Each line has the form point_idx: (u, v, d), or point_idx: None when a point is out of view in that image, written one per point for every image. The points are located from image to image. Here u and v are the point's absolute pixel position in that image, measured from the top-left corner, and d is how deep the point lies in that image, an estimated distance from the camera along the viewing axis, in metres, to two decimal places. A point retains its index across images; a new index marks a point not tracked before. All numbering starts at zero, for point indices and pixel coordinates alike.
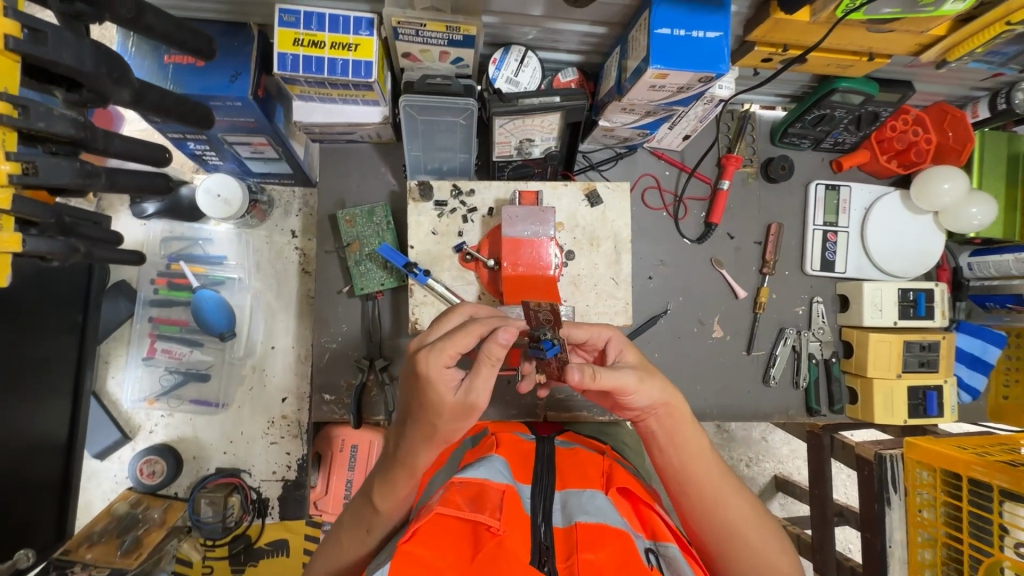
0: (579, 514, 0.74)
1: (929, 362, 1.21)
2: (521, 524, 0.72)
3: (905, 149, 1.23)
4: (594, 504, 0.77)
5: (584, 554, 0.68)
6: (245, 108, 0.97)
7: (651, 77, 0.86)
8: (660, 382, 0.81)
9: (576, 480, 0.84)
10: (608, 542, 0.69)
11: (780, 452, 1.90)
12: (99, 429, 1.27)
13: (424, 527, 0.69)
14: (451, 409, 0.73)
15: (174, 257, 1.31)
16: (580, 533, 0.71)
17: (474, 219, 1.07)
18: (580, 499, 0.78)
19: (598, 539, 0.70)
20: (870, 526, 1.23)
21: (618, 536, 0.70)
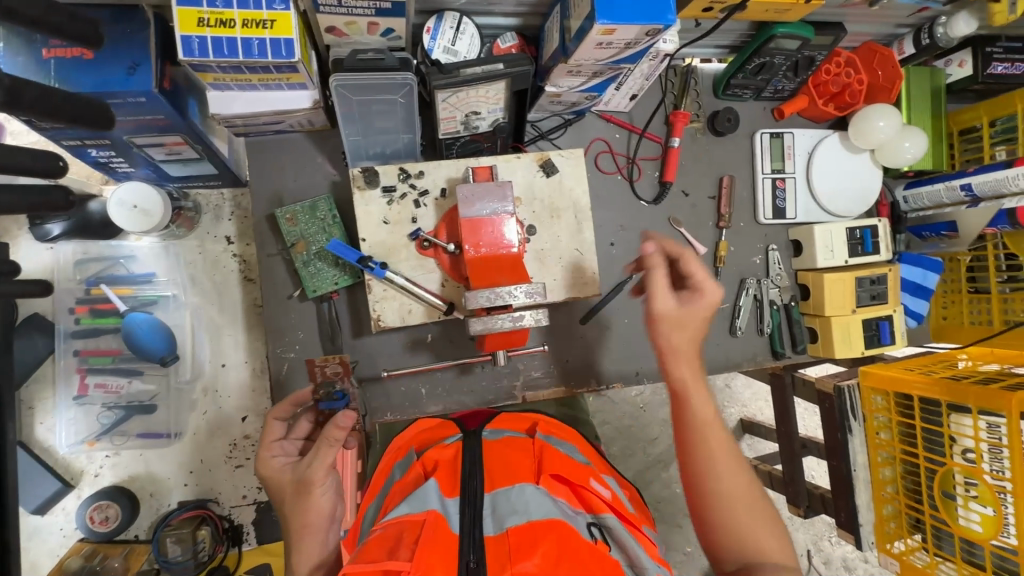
0: (509, 518, 0.67)
1: (879, 294, 1.27)
2: (440, 553, 0.62)
3: (840, 92, 1.26)
4: (522, 500, 0.69)
5: (519, 566, 0.60)
6: (150, 104, 0.86)
7: (597, 34, 0.82)
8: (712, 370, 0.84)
9: (504, 476, 0.75)
10: (540, 543, 0.62)
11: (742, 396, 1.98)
12: (35, 481, 1.14)
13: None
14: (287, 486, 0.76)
15: (94, 281, 1.17)
16: (512, 540, 0.63)
17: (427, 203, 1.01)
18: (506, 498, 0.70)
19: (530, 541, 0.62)
20: (835, 454, 1.29)
21: (549, 529, 0.64)
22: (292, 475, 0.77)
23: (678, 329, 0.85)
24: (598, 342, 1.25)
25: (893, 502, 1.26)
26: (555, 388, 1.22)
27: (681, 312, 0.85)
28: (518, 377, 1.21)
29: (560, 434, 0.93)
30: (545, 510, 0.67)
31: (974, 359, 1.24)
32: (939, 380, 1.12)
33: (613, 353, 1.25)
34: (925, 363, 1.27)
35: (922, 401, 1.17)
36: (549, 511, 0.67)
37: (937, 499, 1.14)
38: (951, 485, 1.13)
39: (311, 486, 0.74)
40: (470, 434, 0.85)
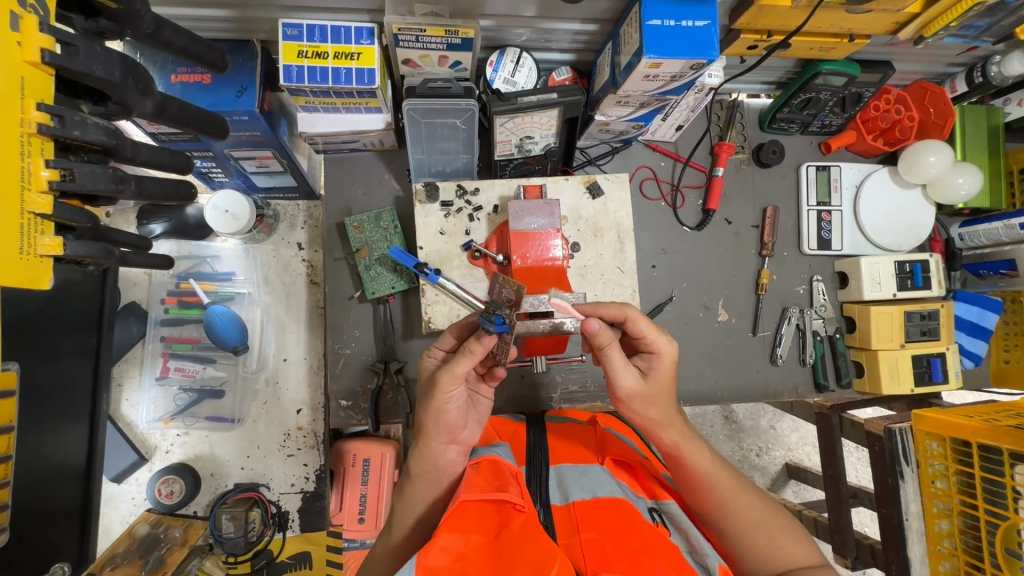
0: (576, 493, 0.83)
1: (930, 330, 1.24)
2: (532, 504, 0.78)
3: (890, 127, 1.29)
4: (589, 482, 0.86)
5: (584, 532, 0.75)
6: (251, 122, 1.01)
7: (645, 67, 0.90)
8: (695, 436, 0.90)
9: (570, 457, 0.95)
10: (603, 520, 0.77)
11: (789, 439, 1.97)
12: (116, 452, 1.27)
13: (454, 514, 0.72)
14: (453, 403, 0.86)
15: (184, 276, 1.32)
16: (578, 512, 0.79)
17: (481, 217, 1.10)
18: (574, 478, 0.88)
19: (594, 520, 0.77)
20: (886, 502, 1.29)
21: (611, 512, 0.77)
22: (447, 385, 0.86)
23: (651, 403, 0.87)
24: None
25: (951, 559, 1.20)
26: (591, 403, 1.26)
27: (645, 394, 0.86)
28: (555, 389, 1.26)
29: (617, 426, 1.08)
30: (609, 491, 0.83)
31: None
32: (1004, 429, 1.08)
33: None
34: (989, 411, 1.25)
35: (981, 449, 1.13)
36: (613, 491, 0.83)
37: (998, 557, 1.07)
38: (1015, 542, 1.07)
39: (455, 396, 0.85)
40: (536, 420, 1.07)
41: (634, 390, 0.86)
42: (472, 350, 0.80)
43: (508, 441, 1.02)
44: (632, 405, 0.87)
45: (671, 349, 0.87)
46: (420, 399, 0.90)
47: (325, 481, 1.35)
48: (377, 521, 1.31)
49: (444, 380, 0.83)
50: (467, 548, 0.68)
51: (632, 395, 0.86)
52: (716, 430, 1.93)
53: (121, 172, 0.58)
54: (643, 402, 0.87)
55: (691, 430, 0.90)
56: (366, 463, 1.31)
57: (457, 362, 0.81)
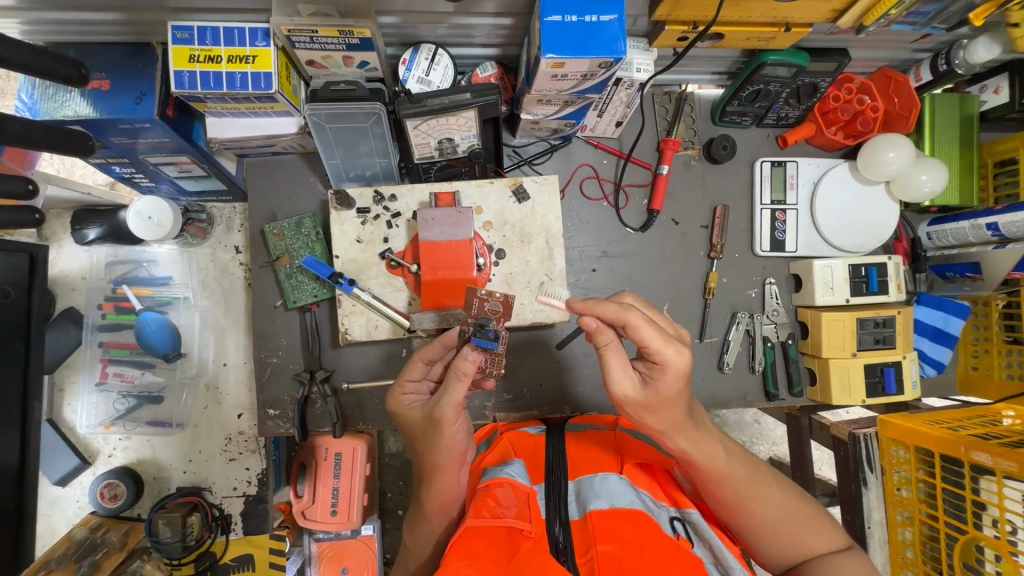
0: (593, 503, 0.83)
1: (884, 338, 1.17)
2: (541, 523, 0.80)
3: (851, 119, 1.20)
4: (606, 489, 0.86)
5: (601, 545, 0.76)
6: (155, 129, 0.98)
7: (547, 67, 0.83)
8: (711, 437, 0.87)
9: (587, 466, 0.94)
10: (622, 531, 0.78)
11: (775, 434, 1.92)
12: (57, 456, 1.29)
13: (459, 542, 0.73)
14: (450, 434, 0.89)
15: (118, 282, 1.30)
16: (593, 524, 0.79)
17: (399, 224, 1.06)
18: (592, 486, 0.88)
19: (611, 531, 0.78)
20: (850, 507, 1.40)
21: (630, 524, 0.78)
22: (424, 413, 0.91)
23: (658, 413, 0.81)
24: (575, 368, 1.23)
25: (912, 567, 1.28)
26: (527, 412, 1.22)
27: (646, 402, 0.81)
28: (490, 398, 1.21)
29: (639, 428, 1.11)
30: (629, 501, 0.83)
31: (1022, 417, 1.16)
32: (967, 439, 1.13)
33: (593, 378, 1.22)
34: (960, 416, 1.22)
35: (945, 459, 1.19)
36: (632, 502, 0.83)
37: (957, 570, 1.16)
38: (974, 557, 1.14)
39: (443, 423, 0.87)
40: (555, 431, 1.05)
41: (631, 396, 0.81)
42: (465, 373, 0.84)
43: (526, 454, 1.01)
44: (635, 412, 0.83)
45: (683, 362, 0.78)
46: (421, 436, 0.91)
47: (267, 485, 1.35)
48: (350, 516, 1.32)
49: (445, 413, 0.87)
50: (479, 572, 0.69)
51: (635, 404, 0.81)
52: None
53: None
54: (648, 410, 0.82)
55: (708, 431, 0.87)
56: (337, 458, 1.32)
57: (454, 389, 0.85)
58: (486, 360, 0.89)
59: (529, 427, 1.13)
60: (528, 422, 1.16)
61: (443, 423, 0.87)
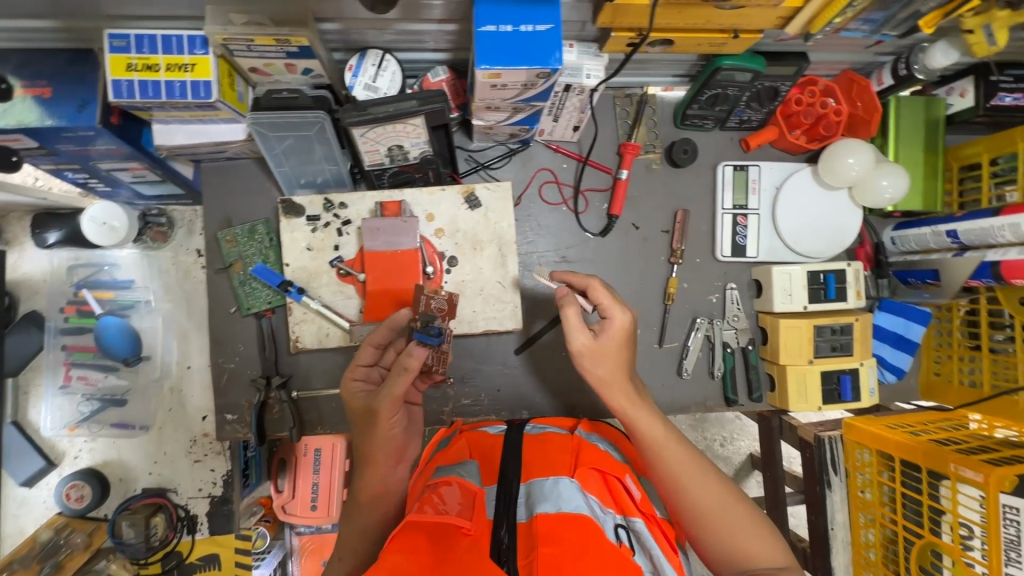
0: (541, 506, 0.82)
1: (841, 346, 1.16)
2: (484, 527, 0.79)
3: (814, 123, 1.18)
4: (555, 492, 0.85)
5: (542, 547, 0.74)
6: (100, 136, 0.98)
7: (484, 77, 0.82)
8: (651, 409, 0.98)
9: (541, 469, 0.93)
10: (564, 533, 0.76)
11: (754, 430, 1.93)
12: (22, 458, 1.30)
13: (399, 538, 0.72)
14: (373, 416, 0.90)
15: (80, 285, 1.32)
16: (538, 527, 0.78)
17: (350, 232, 1.05)
18: (542, 490, 0.87)
19: (554, 533, 0.76)
20: (815, 509, 1.36)
21: (573, 526, 0.77)
22: (365, 402, 0.92)
23: (597, 363, 0.97)
24: (533, 373, 1.23)
25: (872, 568, 1.29)
26: (485, 417, 1.22)
27: (597, 350, 0.97)
28: (448, 403, 1.21)
29: (601, 432, 1.12)
30: (575, 505, 0.82)
31: (987, 421, 1.16)
32: (924, 446, 1.13)
33: (551, 384, 1.22)
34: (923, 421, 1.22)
35: (903, 464, 1.20)
36: (578, 506, 0.82)
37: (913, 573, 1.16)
38: (928, 560, 1.15)
39: (379, 416, 0.89)
40: (515, 430, 1.06)
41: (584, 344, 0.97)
42: (410, 367, 0.86)
43: (482, 459, 1.00)
44: (585, 361, 0.98)
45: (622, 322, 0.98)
46: (361, 427, 0.93)
47: (231, 486, 1.36)
48: (328, 511, 1.37)
49: (383, 406, 0.88)
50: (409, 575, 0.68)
51: (584, 351, 0.97)
52: (675, 423, 1.89)
53: None
54: (593, 359, 0.97)
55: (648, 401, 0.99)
56: (319, 453, 1.40)
57: (396, 383, 0.86)
58: (432, 357, 0.97)
59: (489, 428, 1.13)
60: (493, 422, 1.18)
61: (380, 416, 0.89)
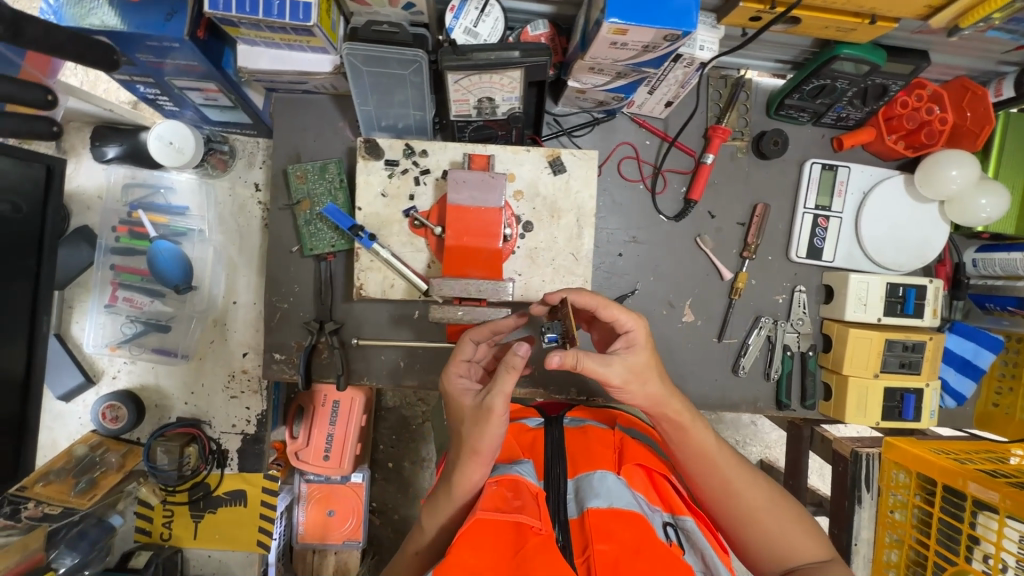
0: (591, 501, 0.82)
1: (910, 363, 1.13)
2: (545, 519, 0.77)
3: (916, 129, 1.12)
4: (605, 486, 0.84)
5: (598, 544, 0.75)
6: (184, 50, 0.93)
7: (608, 33, 0.77)
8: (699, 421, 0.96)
9: (586, 462, 0.91)
10: (617, 531, 0.77)
11: (768, 437, 1.91)
12: (63, 371, 1.29)
13: (468, 533, 0.72)
14: (470, 411, 0.84)
15: (135, 205, 1.29)
16: (590, 521, 0.78)
17: (427, 182, 1.01)
18: (591, 483, 0.86)
19: (609, 530, 0.77)
20: (839, 523, 1.36)
21: (628, 524, 0.77)
22: (474, 402, 0.85)
23: (644, 383, 0.89)
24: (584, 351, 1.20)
25: None
26: (531, 389, 1.20)
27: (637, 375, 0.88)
28: None
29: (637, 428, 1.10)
30: (626, 501, 0.81)
31: None
32: (975, 472, 1.11)
33: None
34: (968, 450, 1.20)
35: (948, 489, 1.17)
36: (629, 503, 0.81)
37: None
38: None
39: (491, 415, 0.80)
40: (555, 422, 1.02)
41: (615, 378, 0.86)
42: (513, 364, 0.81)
43: (527, 451, 0.98)
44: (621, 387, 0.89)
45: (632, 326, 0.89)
46: (465, 426, 0.84)
47: (266, 426, 1.35)
48: (341, 462, 1.41)
49: (496, 403, 0.81)
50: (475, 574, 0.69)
51: (627, 380, 0.87)
52: None
53: None
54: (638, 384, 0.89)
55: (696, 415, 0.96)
56: (338, 404, 1.40)
57: (505, 379, 0.81)
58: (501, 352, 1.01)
59: (528, 418, 1.09)
60: (528, 412, 1.13)
61: (492, 414, 0.81)
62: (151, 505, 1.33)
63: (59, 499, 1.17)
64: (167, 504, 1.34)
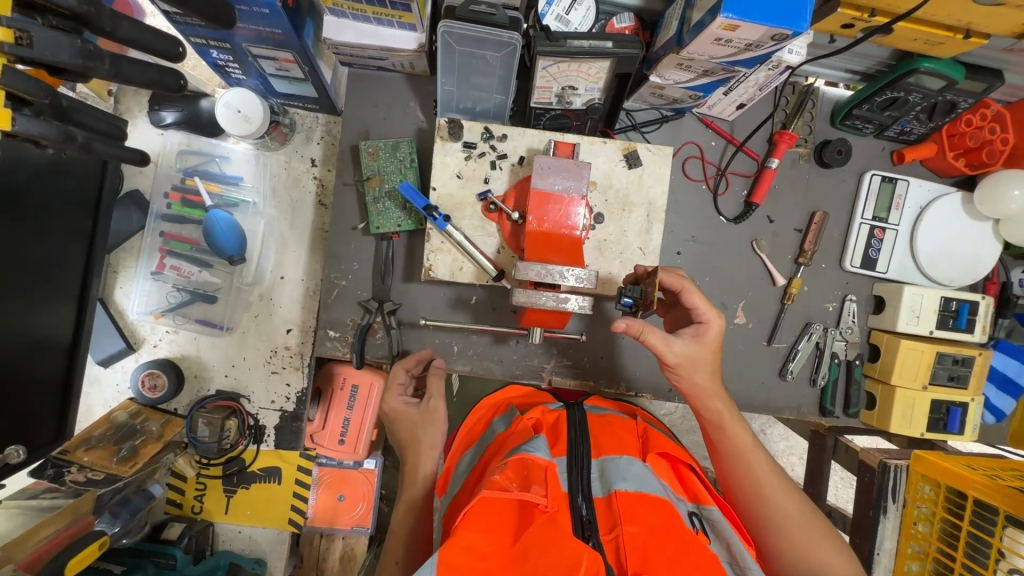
0: (617, 483, 0.80)
1: (958, 377, 1.16)
2: (562, 500, 0.77)
3: (977, 147, 1.13)
4: (633, 472, 0.83)
5: (626, 525, 0.75)
6: (272, 18, 0.88)
7: (718, 28, 0.78)
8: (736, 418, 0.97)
9: (612, 447, 0.90)
10: (645, 514, 0.76)
11: (776, 446, 1.86)
12: (105, 336, 1.27)
13: (474, 512, 0.72)
14: (417, 416, 1.07)
15: (190, 172, 1.27)
16: (617, 503, 0.77)
17: (503, 166, 1.01)
18: (618, 468, 0.84)
19: (637, 512, 0.76)
20: (862, 532, 1.35)
21: (655, 508, 0.76)
22: (418, 408, 1.08)
23: (696, 371, 0.93)
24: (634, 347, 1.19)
25: None
26: (581, 382, 1.20)
27: (688, 360, 0.92)
28: (549, 359, 1.18)
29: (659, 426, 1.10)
30: (655, 488, 0.80)
31: None
32: (1003, 489, 1.10)
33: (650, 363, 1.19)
34: (995, 467, 1.21)
35: (977, 503, 1.16)
36: (657, 490, 0.80)
37: None
38: None
39: (439, 410, 1.08)
40: (578, 407, 1.00)
41: (680, 354, 0.91)
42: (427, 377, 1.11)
43: (545, 429, 0.95)
44: (681, 372, 0.93)
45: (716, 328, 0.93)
46: (420, 427, 1.06)
47: (304, 404, 1.33)
48: (356, 447, 1.34)
49: (437, 402, 1.08)
50: (484, 552, 0.68)
51: (680, 360, 0.91)
52: None
53: (92, 47, 0.51)
54: (689, 371, 0.93)
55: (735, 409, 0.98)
56: (355, 389, 1.32)
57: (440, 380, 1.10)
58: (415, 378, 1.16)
59: (550, 404, 1.06)
60: (544, 397, 1.10)
61: (435, 411, 1.07)
62: (186, 476, 1.32)
63: (102, 465, 1.15)
64: (202, 476, 1.33)
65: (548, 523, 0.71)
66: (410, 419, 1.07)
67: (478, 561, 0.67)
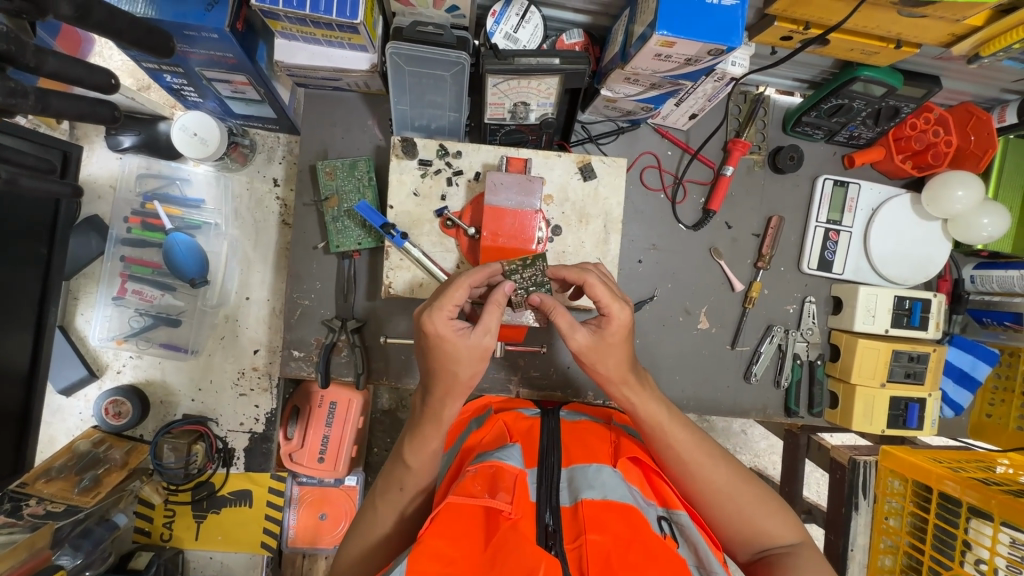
0: (584, 492, 0.80)
1: (915, 373, 1.18)
2: (527, 508, 0.77)
3: (923, 150, 1.17)
4: (599, 479, 0.82)
5: (590, 534, 0.73)
6: (222, 42, 0.89)
7: (656, 44, 0.80)
8: (651, 394, 0.92)
9: (583, 455, 0.89)
10: (609, 522, 0.75)
11: (757, 445, 1.88)
12: (65, 364, 1.25)
13: (439, 522, 0.73)
14: (466, 354, 0.81)
15: (150, 197, 1.26)
16: (583, 511, 0.76)
17: (459, 183, 1.03)
18: (586, 476, 0.84)
19: (602, 520, 0.75)
20: (836, 529, 1.36)
21: (621, 516, 0.75)
22: (468, 346, 0.81)
23: (603, 360, 0.87)
24: None
25: None
26: (549, 391, 1.21)
27: (597, 347, 0.86)
28: (516, 372, 1.21)
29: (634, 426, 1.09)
30: (621, 495, 0.79)
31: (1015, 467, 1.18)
32: (968, 481, 1.12)
33: None
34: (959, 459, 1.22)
35: (942, 495, 1.17)
36: (624, 497, 0.79)
37: None
38: None
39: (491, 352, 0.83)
40: (553, 415, 1.01)
41: (582, 345, 0.87)
42: (500, 300, 0.83)
43: (519, 438, 0.95)
44: (589, 361, 0.88)
45: (622, 319, 0.85)
46: (462, 369, 0.82)
47: (274, 424, 1.33)
48: (336, 464, 1.26)
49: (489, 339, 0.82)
50: (447, 560, 0.68)
51: (584, 350, 0.86)
52: None
53: (14, 84, 0.51)
54: (595, 358, 0.87)
55: (648, 380, 0.94)
56: (333, 406, 1.25)
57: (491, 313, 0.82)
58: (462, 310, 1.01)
59: (524, 410, 1.07)
60: (522, 403, 1.12)
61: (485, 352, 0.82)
62: (152, 504, 1.31)
63: (62, 497, 1.12)
64: (169, 503, 1.31)
65: (510, 533, 0.71)
66: (462, 347, 0.81)
67: (444, 565, 0.67)
